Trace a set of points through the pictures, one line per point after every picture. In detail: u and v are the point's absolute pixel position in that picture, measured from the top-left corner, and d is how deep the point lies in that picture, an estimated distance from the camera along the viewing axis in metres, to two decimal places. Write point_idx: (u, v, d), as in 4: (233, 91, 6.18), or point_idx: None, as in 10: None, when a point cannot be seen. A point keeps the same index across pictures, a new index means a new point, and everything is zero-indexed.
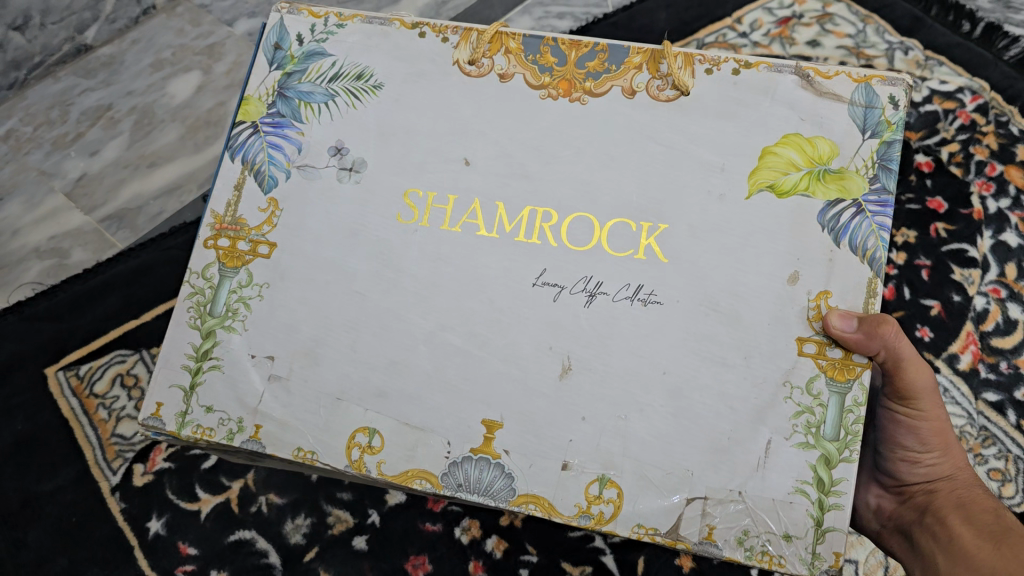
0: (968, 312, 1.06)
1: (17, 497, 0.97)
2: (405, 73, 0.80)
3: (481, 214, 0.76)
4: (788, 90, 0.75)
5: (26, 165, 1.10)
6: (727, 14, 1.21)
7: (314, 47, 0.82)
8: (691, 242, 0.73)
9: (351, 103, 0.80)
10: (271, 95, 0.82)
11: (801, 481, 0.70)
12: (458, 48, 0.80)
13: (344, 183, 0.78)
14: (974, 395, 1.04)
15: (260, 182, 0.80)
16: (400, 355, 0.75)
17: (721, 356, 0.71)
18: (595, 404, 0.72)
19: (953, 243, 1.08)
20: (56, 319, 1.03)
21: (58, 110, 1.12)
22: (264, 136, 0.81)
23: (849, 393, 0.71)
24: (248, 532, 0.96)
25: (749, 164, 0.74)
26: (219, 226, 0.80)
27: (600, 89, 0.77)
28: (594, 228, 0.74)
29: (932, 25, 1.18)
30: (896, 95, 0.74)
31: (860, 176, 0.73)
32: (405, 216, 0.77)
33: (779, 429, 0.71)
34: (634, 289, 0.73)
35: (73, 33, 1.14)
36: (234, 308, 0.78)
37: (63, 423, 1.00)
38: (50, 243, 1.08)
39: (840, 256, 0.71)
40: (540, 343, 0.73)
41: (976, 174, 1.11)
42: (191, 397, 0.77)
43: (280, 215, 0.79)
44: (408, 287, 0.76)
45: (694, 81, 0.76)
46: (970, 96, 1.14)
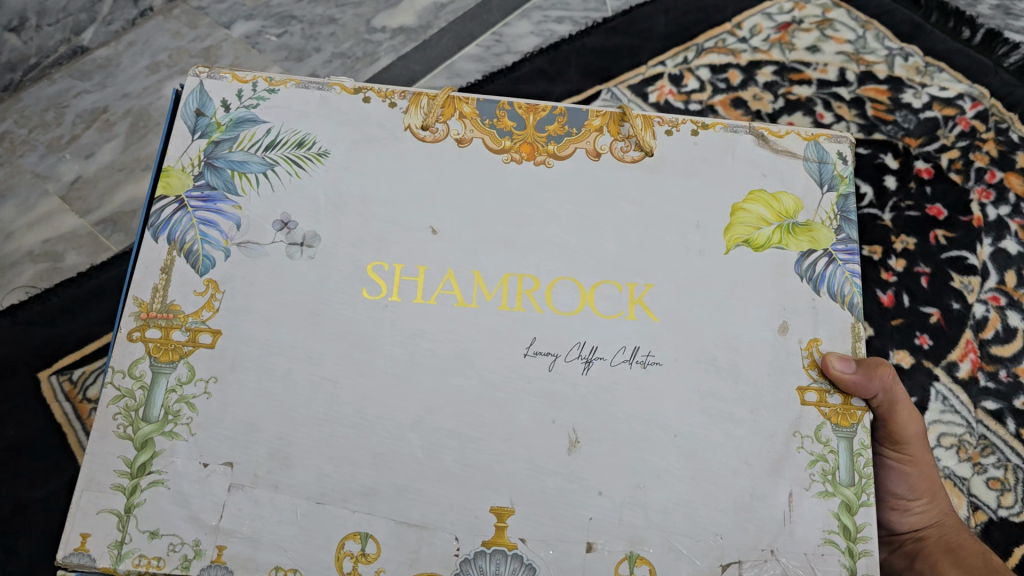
0: (968, 319, 1.05)
1: (7, 505, 0.95)
2: (352, 139, 0.83)
3: (457, 285, 0.80)
4: (747, 148, 0.85)
5: (20, 168, 1.09)
6: (726, 20, 1.21)
7: (243, 114, 0.84)
8: (678, 300, 0.80)
9: (294, 173, 0.82)
10: (197, 166, 0.82)
11: (829, 530, 0.75)
12: (408, 113, 0.84)
13: (296, 258, 0.79)
14: (974, 404, 1.03)
15: (194, 262, 0.79)
16: (387, 446, 0.75)
17: (728, 413, 0.77)
18: (607, 477, 0.75)
19: (952, 250, 1.08)
20: (50, 323, 1.02)
21: (52, 113, 1.11)
22: (194, 212, 0.80)
23: (856, 440, 0.78)
24: None
25: (722, 221, 0.82)
26: (146, 315, 0.78)
27: (564, 152, 0.84)
28: (580, 292, 0.80)
29: (932, 31, 1.19)
30: (843, 151, 0.86)
31: (825, 226, 0.84)
32: (371, 290, 0.79)
33: (797, 481, 0.76)
34: (631, 351, 0.78)
35: (68, 36, 1.14)
36: (174, 410, 0.75)
37: (56, 428, 0.99)
38: (44, 246, 1.06)
39: (821, 304, 0.81)
40: (541, 417, 0.77)
41: (976, 181, 1.11)
42: (127, 522, 0.73)
43: (219, 299, 0.78)
44: (385, 367, 0.77)
45: (655, 142, 0.85)
46: (970, 102, 1.14)
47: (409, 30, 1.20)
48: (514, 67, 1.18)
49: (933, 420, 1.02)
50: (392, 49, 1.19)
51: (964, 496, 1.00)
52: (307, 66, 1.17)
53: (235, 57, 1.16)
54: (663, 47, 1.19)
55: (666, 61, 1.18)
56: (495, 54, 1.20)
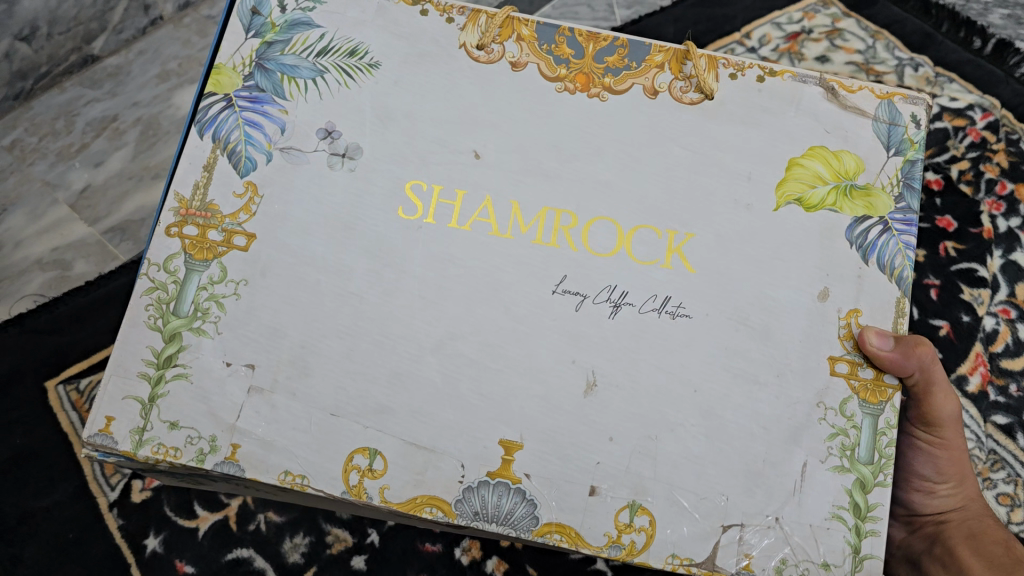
0: (978, 332, 1.04)
1: (13, 514, 0.96)
2: (406, 52, 0.79)
3: (494, 212, 0.76)
4: (812, 102, 0.79)
5: (30, 176, 1.10)
6: (736, 29, 1.21)
7: (299, 16, 0.81)
8: (718, 253, 0.76)
9: (344, 82, 0.78)
10: (248, 66, 0.79)
11: (838, 506, 0.73)
12: (464, 30, 0.80)
13: (336, 169, 0.76)
14: (984, 418, 1.02)
15: (235, 163, 0.76)
16: (406, 367, 0.73)
17: (753, 374, 0.74)
18: (623, 424, 0.73)
19: (963, 262, 1.07)
20: (57, 331, 1.02)
21: (63, 121, 1.12)
22: (241, 111, 0.77)
23: (880, 418, 0.74)
24: (246, 550, 0.95)
25: (776, 175, 0.77)
26: (186, 212, 0.75)
27: (621, 86, 0.79)
28: (617, 234, 0.76)
29: (942, 41, 1.19)
30: (917, 115, 0.80)
31: (885, 193, 0.78)
32: (408, 210, 0.76)
33: (814, 453, 0.73)
34: (661, 301, 0.75)
35: (79, 44, 1.11)
36: (205, 309, 0.73)
37: (62, 438, 0.99)
38: (53, 254, 1.07)
39: (868, 274, 0.76)
40: (562, 356, 0.74)
41: (986, 192, 1.10)
42: (150, 411, 0.72)
43: (258, 202, 0.75)
44: (411, 290, 0.74)
45: (718, 84, 0.79)
46: (981, 113, 1.14)
47: None
48: None
49: None
50: None
51: None
52: None
53: None
54: None
55: None
56: None
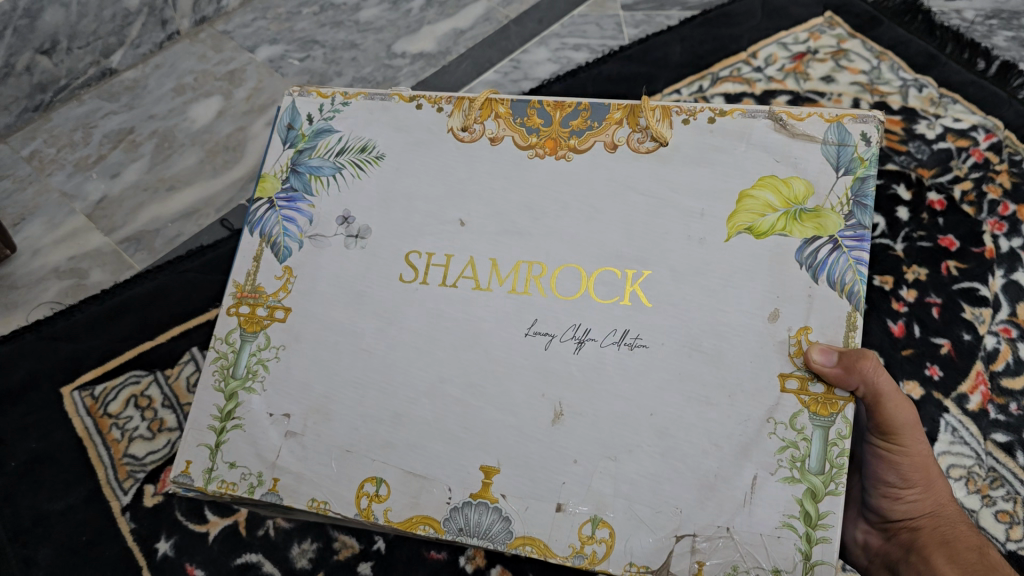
0: (979, 350, 1.05)
1: (28, 516, 0.96)
2: (405, 142, 0.87)
3: (476, 270, 0.81)
4: (761, 134, 0.79)
5: (48, 186, 1.12)
6: (743, 49, 1.24)
7: (323, 125, 0.90)
8: (673, 286, 0.77)
9: (357, 174, 0.87)
10: (284, 171, 0.89)
11: (788, 515, 0.71)
12: (451, 115, 0.87)
13: (350, 249, 0.84)
14: (983, 436, 1.03)
15: (275, 252, 0.86)
16: (404, 408, 0.79)
17: (704, 395, 0.74)
18: (585, 447, 0.75)
19: (964, 281, 1.08)
20: (72, 338, 1.04)
21: (81, 133, 1.15)
22: (279, 210, 0.88)
23: (830, 430, 0.72)
24: (255, 555, 0.95)
25: (727, 209, 0.78)
26: (240, 294, 0.86)
27: (584, 145, 0.82)
28: (582, 277, 0.78)
29: (946, 62, 1.21)
30: (867, 133, 0.78)
31: (836, 213, 0.76)
32: (406, 276, 0.82)
33: (763, 466, 0.72)
34: (620, 334, 0.76)
35: (98, 58, 1.17)
36: (255, 370, 0.83)
37: (76, 442, 1.00)
38: (69, 263, 1.09)
39: (818, 292, 0.74)
40: (533, 391, 0.77)
41: (988, 213, 1.11)
42: (216, 454, 0.82)
43: (294, 281, 0.85)
44: (408, 341, 0.80)
45: (672, 132, 0.81)
46: (984, 134, 1.15)
47: (428, 55, 1.25)
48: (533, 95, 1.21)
49: (943, 450, 1.02)
50: (411, 73, 1.23)
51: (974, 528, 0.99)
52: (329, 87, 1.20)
53: (258, 79, 1.20)
54: (679, 75, 1.22)
55: (682, 89, 1.21)
56: (512, 79, 1.24)
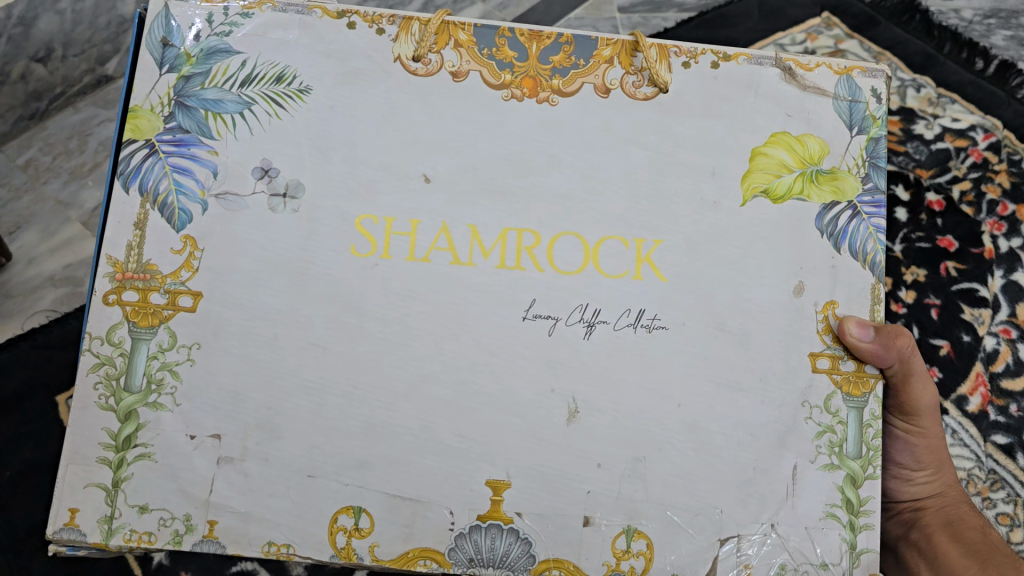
0: (979, 351, 1.05)
1: (22, 526, 0.97)
2: (339, 73, 0.82)
3: (452, 241, 0.81)
4: (769, 86, 0.85)
5: (43, 195, 1.12)
6: (740, 50, 1.24)
7: (215, 43, 0.83)
8: (689, 258, 0.81)
9: (273, 110, 0.82)
10: (167, 105, 0.81)
11: (831, 504, 0.80)
12: (398, 41, 0.83)
13: (280, 211, 0.80)
14: (983, 437, 1.03)
15: (168, 217, 0.79)
16: (381, 417, 0.78)
17: (736, 381, 0.80)
18: (609, 449, 0.79)
19: (963, 282, 1.07)
20: (67, 347, 1.04)
21: (76, 141, 1.14)
22: (166, 158, 0.81)
23: (866, 414, 0.81)
24: (250, 564, 0.97)
25: (742, 168, 0.83)
26: (121, 276, 0.79)
27: (569, 87, 0.83)
28: (584, 248, 0.81)
29: (944, 62, 1.20)
30: (876, 88, 0.86)
31: (851, 174, 0.85)
32: (361, 248, 0.80)
33: (802, 454, 0.80)
34: (636, 317, 0.80)
35: (93, 66, 1.14)
36: (158, 377, 0.78)
37: None
38: (65, 271, 1.09)
39: (841, 260, 0.83)
40: (541, 386, 0.79)
41: (988, 213, 1.11)
42: (115, 497, 0.77)
43: (198, 258, 0.79)
44: (377, 333, 0.79)
45: (671, 75, 0.84)
46: (982, 134, 1.15)
47: None
48: None
49: None
50: None
51: None
52: None
53: None
54: None
55: None
56: None
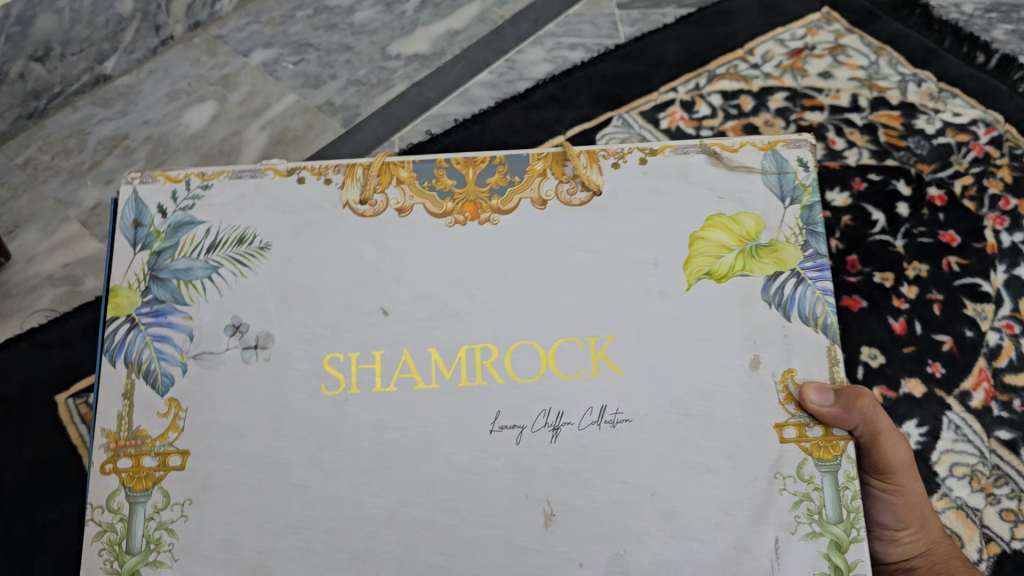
0: (981, 347, 1.04)
1: (24, 526, 0.97)
2: (293, 225, 0.80)
3: (415, 367, 0.77)
4: (699, 171, 0.81)
5: (43, 194, 1.12)
6: (739, 46, 1.23)
7: (181, 217, 0.81)
8: (642, 348, 0.77)
9: (239, 271, 0.79)
10: (142, 281, 0.79)
11: (819, 573, 0.73)
12: (344, 187, 0.81)
13: (251, 362, 0.77)
14: (986, 433, 1.01)
15: (152, 382, 0.77)
16: (365, 544, 0.74)
17: (705, 462, 0.74)
18: (588, 548, 0.73)
19: (965, 278, 1.07)
20: (67, 346, 1.03)
21: (75, 140, 1.15)
22: (145, 329, 0.78)
23: (841, 476, 0.75)
24: None
25: (681, 255, 0.78)
26: (115, 445, 0.76)
27: (508, 206, 0.80)
28: (540, 354, 0.77)
29: (945, 56, 1.21)
30: (803, 157, 0.81)
31: (791, 244, 0.79)
32: (329, 386, 0.76)
33: (782, 526, 0.74)
34: (598, 411, 0.75)
35: (92, 64, 1.16)
36: (157, 537, 0.74)
37: (72, 451, 1.00)
38: (64, 270, 1.08)
39: (793, 329, 0.77)
40: (514, 493, 0.74)
41: (990, 208, 1.10)
42: None
43: (184, 418, 0.76)
44: (353, 467, 0.75)
45: (602, 179, 0.81)
46: (984, 128, 1.15)
47: (423, 56, 1.24)
48: (527, 93, 1.21)
49: (945, 449, 1.00)
50: (406, 75, 1.23)
51: (976, 527, 0.97)
52: (323, 92, 1.20)
53: (253, 83, 1.21)
54: (676, 73, 1.22)
55: (678, 87, 1.21)
56: (507, 80, 1.23)
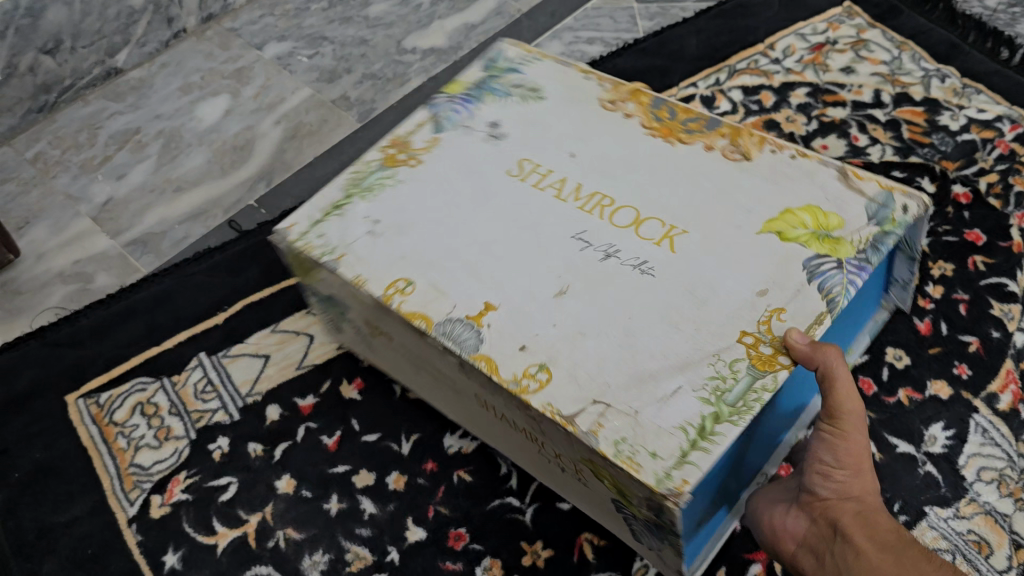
0: (1009, 349, 0.97)
1: (31, 529, 0.84)
2: (541, 113, 0.84)
3: (542, 170, 0.79)
4: (826, 180, 0.74)
5: (53, 189, 1.09)
6: (759, 41, 1.23)
7: (510, 66, 0.89)
8: (703, 253, 0.71)
9: (534, 99, 0.86)
10: (470, 82, 0.88)
11: (687, 419, 0.62)
12: (606, 91, 0.86)
13: (496, 139, 0.82)
14: (1016, 437, 0.91)
15: (438, 117, 0.85)
16: (437, 258, 0.73)
17: (675, 317, 0.67)
18: (558, 312, 0.68)
19: (991, 277, 1.02)
20: (78, 344, 0.95)
21: (86, 134, 1.13)
22: (453, 100, 0.86)
23: (757, 380, 0.64)
24: (264, 567, 0.81)
25: (768, 211, 0.73)
26: (392, 146, 0.83)
27: (690, 141, 0.80)
28: (635, 217, 0.74)
29: (969, 51, 1.20)
30: (909, 204, 0.72)
31: (853, 247, 0.70)
32: (512, 171, 0.79)
33: (690, 379, 0.64)
34: (639, 261, 0.71)
35: (104, 58, 1.16)
36: (380, 184, 0.80)
37: (81, 452, 0.88)
38: (74, 267, 1.02)
39: (802, 291, 0.67)
40: (556, 277, 0.71)
41: (1016, 206, 1.06)
42: (326, 220, 0.78)
43: (439, 147, 0.82)
44: (446, 256, 0.73)
45: (760, 155, 0.78)
46: (1009, 125, 1.12)
47: (439, 49, 1.22)
48: None
49: (972, 453, 0.91)
50: (422, 68, 1.20)
51: (1006, 534, 0.86)
52: (338, 86, 1.18)
53: (266, 77, 1.19)
54: (696, 67, 1.20)
55: (698, 82, 1.18)
56: None
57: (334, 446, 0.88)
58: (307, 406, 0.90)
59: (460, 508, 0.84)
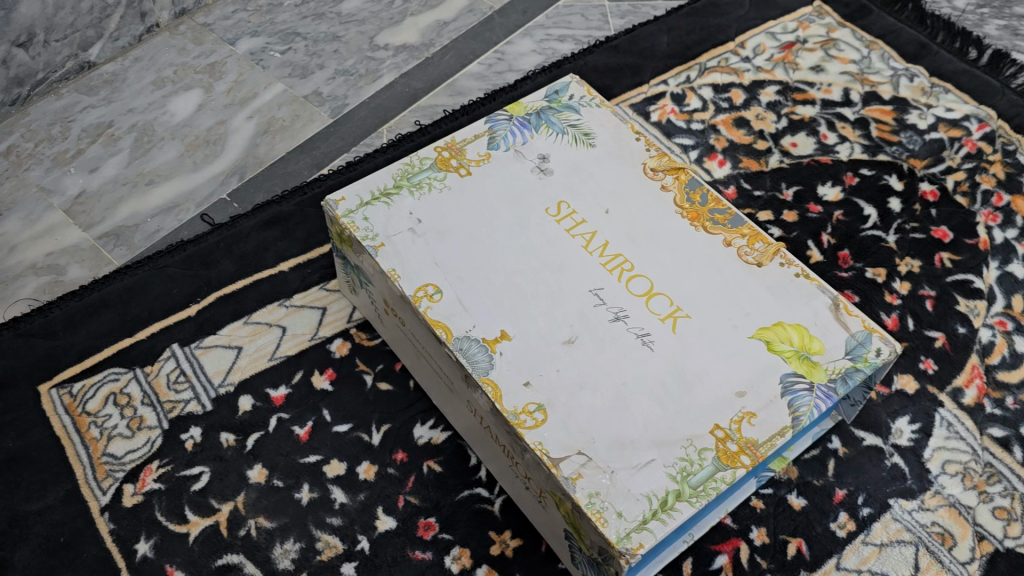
0: (974, 344, 0.97)
1: (2, 518, 0.83)
2: (592, 162, 0.90)
3: (569, 217, 0.85)
4: (817, 309, 0.79)
5: (25, 181, 1.08)
6: (730, 39, 1.24)
7: (573, 104, 0.95)
8: (717, 318, 0.79)
9: (572, 143, 0.91)
10: (534, 111, 0.94)
11: (650, 492, 0.69)
12: (652, 156, 0.90)
13: (535, 174, 0.89)
14: (979, 430, 0.91)
15: (481, 136, 0.91)
16: (454, 283, 0.80)
17: (660, 393, 0.74)
18: (555, 386, 0.75)
19: (958, 274, 1.02)
20: (50, 335, 0.94)
21: (59, 128, 1.13)
22: (515, 123, 0.93)
23: (718, 471, 0.71)
24: (236, 556, 0.81)
25: (763, 318, 0.79)
26: (448, 150, 0.90)
27: (712, 230, 0.84)
28: (648, 288, 0.80)
29: (938, 51, 1.23)
30: (880, 351, 0.77)
31: (826, 375, 0.76)
32: (551, 211, 0.86)
33: (664, 455, 0.71)
34: (644, 331, 0.78)
35: (76, 51, 1.16)
36: (426, 186, 0.87)
37: (53, 441, 0.88)
38: (47, 259, 1.02)
39: (773, 403, 0.74)
40: (569, 329, 0.78)
41: (983, 204, 1.08)
42: (372, 205, 0.85)
43: (469, 170, 0.89)
44: (472, 280, 0.81)
45: (764, 264, 0.82)
46: (976, 124, 1.15)
47: (411, 46, 1.23)
48: (516, 84, 1.18)
49: (937, 445, 0.90)
50: (395, 64, 1.21)
51: (969, 526, 0.85)
52: (309, 82, 1.19)
53: (239, 72, 1.20)
54: (667, 65, 1.21)
55: (669, 80, 1.19)
56: (497, 71, 1.21)
57: (306, 436, 0.88)
58: (279, 397, 0.91)
59: (430, 499, 0.85)
